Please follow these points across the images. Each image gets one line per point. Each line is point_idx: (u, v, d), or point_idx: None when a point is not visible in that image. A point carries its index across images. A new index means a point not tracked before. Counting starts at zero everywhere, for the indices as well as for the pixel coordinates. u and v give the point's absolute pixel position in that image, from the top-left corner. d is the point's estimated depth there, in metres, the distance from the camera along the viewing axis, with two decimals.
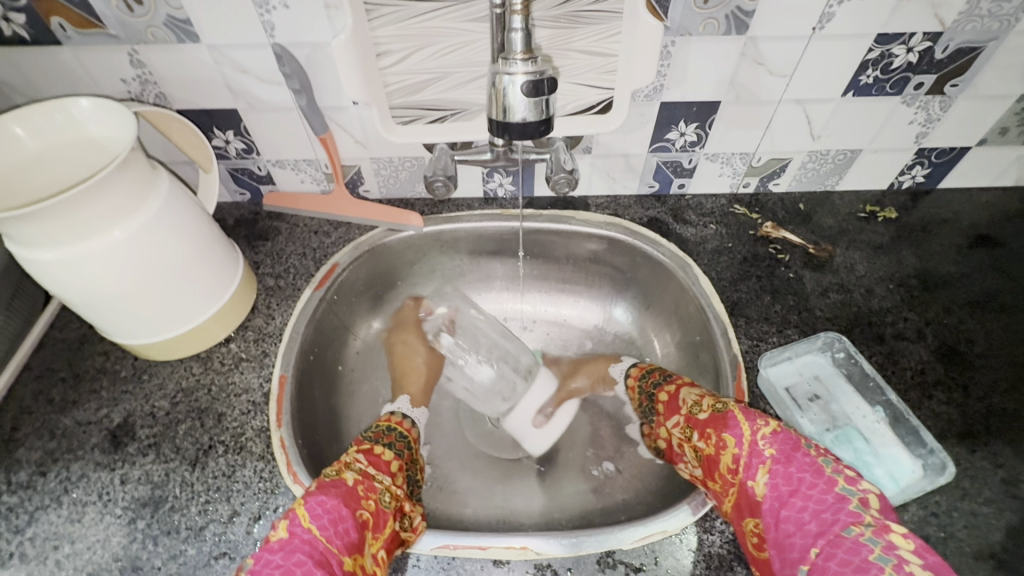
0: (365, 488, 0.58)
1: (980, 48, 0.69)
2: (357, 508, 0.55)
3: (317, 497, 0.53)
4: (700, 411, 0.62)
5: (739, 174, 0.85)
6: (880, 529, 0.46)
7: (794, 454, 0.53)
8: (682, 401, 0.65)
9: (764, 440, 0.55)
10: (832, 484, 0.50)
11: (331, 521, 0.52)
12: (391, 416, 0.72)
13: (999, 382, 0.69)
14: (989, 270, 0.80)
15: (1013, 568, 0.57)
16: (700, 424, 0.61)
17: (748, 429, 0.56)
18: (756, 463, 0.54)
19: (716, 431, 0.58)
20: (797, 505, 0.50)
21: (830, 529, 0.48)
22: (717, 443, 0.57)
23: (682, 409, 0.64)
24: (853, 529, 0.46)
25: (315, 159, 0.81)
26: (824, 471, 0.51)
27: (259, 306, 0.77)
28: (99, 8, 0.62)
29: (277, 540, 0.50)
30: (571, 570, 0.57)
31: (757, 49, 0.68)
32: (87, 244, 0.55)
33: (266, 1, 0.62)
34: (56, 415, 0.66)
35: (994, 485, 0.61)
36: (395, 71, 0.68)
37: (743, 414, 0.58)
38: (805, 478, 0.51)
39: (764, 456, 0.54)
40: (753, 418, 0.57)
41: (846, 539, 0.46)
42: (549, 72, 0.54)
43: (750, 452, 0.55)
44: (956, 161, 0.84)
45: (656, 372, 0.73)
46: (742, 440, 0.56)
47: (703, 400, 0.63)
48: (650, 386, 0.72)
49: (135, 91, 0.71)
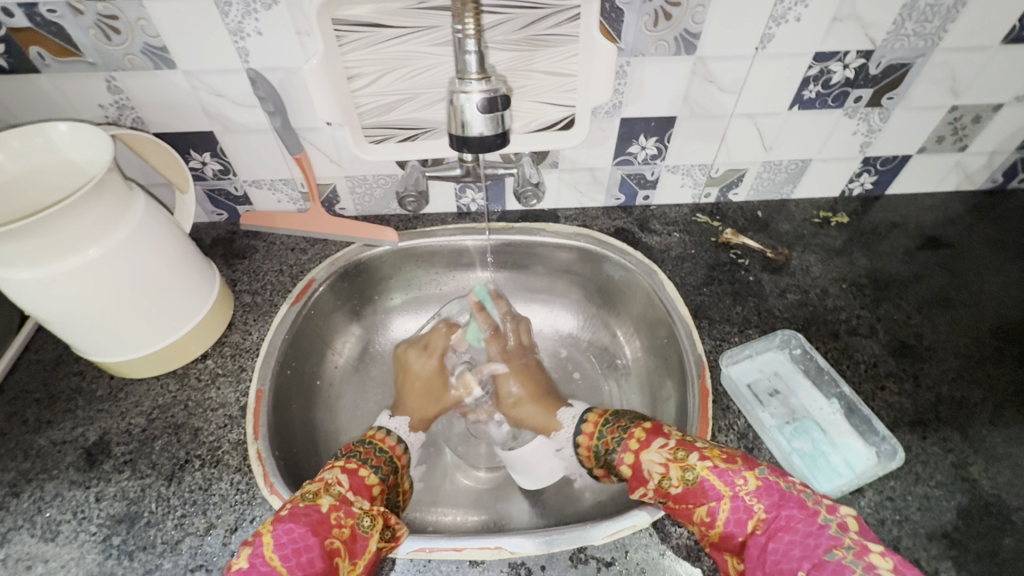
0: (341, 514, 0.57)
1: (909, 64, 0.74)
2: (326, 536, 0.54)
3: (284, 525, 0.53)
4: (671, 485, 0.57)
5: (699, 185, 0.90)
6: (862, 551, 0.47)
7: (780, 498, 0.52)
8: (648, 473, 0.60)
9: (750, 496, 0.53)
10: (815, 515, 0.51)
11: (294, 550, 0.51)
12: (380, 432, 0.71)
13: (947, 372, 0.73)
14: (935, 269, 0.85)
15: (965, 546, 0.59)
16: (675, 497, 0.57)
17: (728, 488, 0.54)
18: (744, 517, 0.53)
19: (698, 504, 0.55)
20: (785, 539, 0.50)
21: (813, 553, 0.48)
22: (699, 515, 0.55)
23: (649, 482, 0.59)
24: (835, 552, 0.47)
25: (291, 179, 0.84)
26: (807, 504, 0.52)
27: (236, 322, 0.78)
28: (78, 37, 0.64)
29: (238, 569, 0.50)
30: (544, 568, 0.59)
31: (706, 68, 0.73)
32: (61, 264, 0.57)
33: (241, 29, 0.65)
34: (30, 436, 0.66)
35: (944, 468, 0.65)
36: (367, 93, 0.72)
37: (716, 475, 0.55)
38: (792, 513, 0.51)
39: (754, 512, 0.52)
40: (729, 477, 0.55)
41: (829, 562, 0.47)
42: (504, 90, 0.58)
43: (735, 510, 0.53)
44: (899, 168, 0.90)
45: (611, 428, 0.67)
46: (725, 503, 0.54)
47: (669, 472, 0.58)
48: (608, 448, 0.66)
49: (112, 116, 0.73)
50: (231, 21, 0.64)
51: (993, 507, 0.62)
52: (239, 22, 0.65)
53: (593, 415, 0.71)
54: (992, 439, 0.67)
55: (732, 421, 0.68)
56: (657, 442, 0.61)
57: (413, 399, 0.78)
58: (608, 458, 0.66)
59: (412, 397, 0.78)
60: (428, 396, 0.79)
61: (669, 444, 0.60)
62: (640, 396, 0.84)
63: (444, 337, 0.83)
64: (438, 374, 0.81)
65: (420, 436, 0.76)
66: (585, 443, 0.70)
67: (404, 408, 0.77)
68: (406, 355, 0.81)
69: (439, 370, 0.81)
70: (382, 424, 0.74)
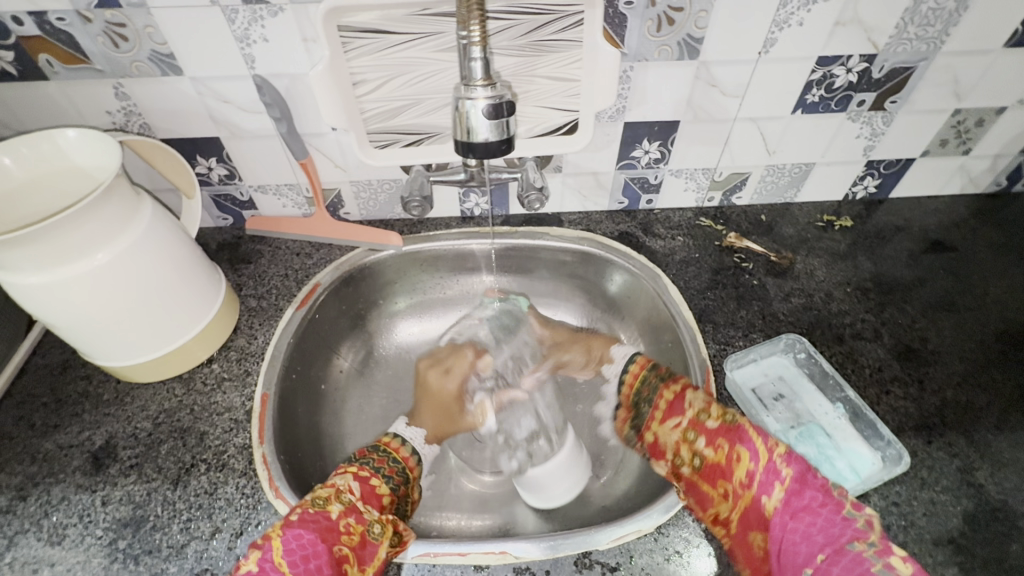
0: (351, 521, 0.57)
1: (912, 68, 0.75)
2: (335, 543, 0.55)
3: (293, 531, 0.54)
4: (708, 419, 0.61)
5: (703, 188, 0.90)
6: (884, 550, 0.49)
7: (807, 473, 0.55)
8: (687, 406, 0.63)
9: (781, 459, 0.56)
10: (840, 505, 0.53)
11: (303, 557, 0.52)
12: (393, 438, 0.71)
13: (952, 376, 0.73)
14: (939, 272, 0.85)
15: (972, 552, 0.59)
16: (708, 431, 0.60)
17: (763, 444, 0.57)
18: (771, 480, 0.55)
19: (730, 443, 0.58)
20: (806, 519, 0.52)
21: (835, 540, 0.50)
22: (729, 454, 0.58)
23: (687, 412, 0.63)
24: (856, 543, 0.50)
25: (296, 184, 0.84)
26: (833, 492, 0.54)
27: (242, 326, 0.78)
28: (86, 44, 0.65)
29: (246, 572, 0.50)
30: (549, 573, 0.58)
31: (710, 73, 0.73)
32: (70, 269, 0.57)
33: (247, 36, 0.66)
34: (37, 440, 0.67)
35: (950, 473, 0.64)
36: (371, 98, 0.72)
37: (756, 429, 0.58)
38: (815, 494, 0.53)
39: (782, 475, 0.55)
40: (766, 435, 0.58)
41: (849, 551, 0.49)
42: (508, 96, 0.58)
43: (765, 469, 0.56)
44: (903, 171, 0.90)
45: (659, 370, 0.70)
46: (758, 455, 0.56)
47: (711, 407, 0.62)
48: (649, 387, 0.69)
49: (119, 122, 0.74)
50: (237, 27, 0.65)
51: (1000, 512, 0.62)
52: (246, 29, 0.65)
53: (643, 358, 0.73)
54: (998, 443, 0.67)
55: None
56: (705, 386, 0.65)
57: (430, 413, 0.78)
58: (646, 396, 0.69)
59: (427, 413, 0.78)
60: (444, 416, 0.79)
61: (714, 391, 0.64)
62: None
63: (469, 362, 0.84)
64: (457, 397, 0.81)
65: (433, 449, 0.75)
66: (629, 377, 0.72)
67: (421, 418, 0.76)
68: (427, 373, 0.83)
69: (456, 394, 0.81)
70: (399, 432, 0.72)
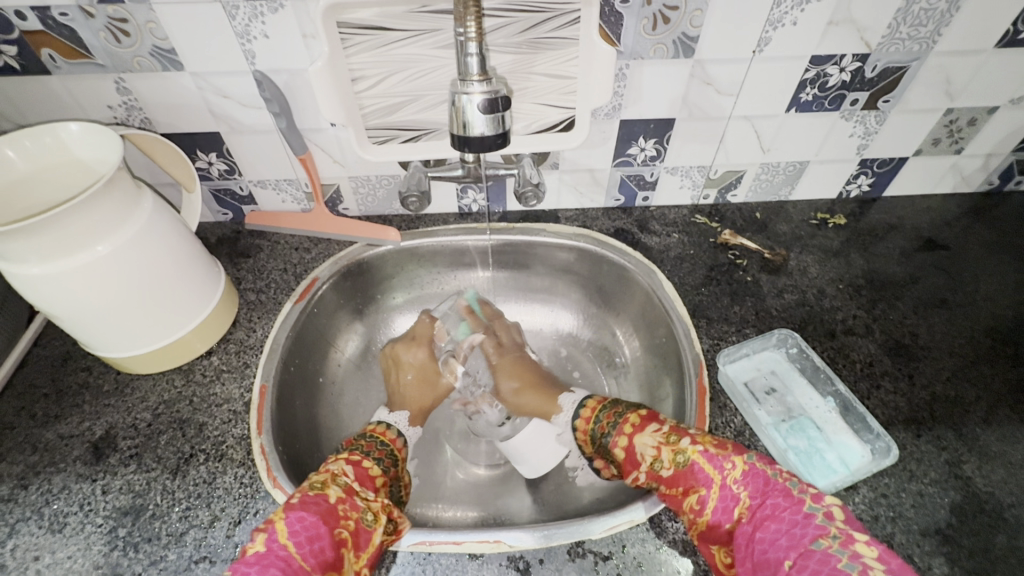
0: (348, 506, 0.58)
1: (905, 67, 0.75)
2: (336, 526, 0.55)
3: (296, 513, 0.54)
4: (662, 467, 0.60)
5: (698, 186, 0.91)
6: (847, 540, 0.46)
7: (763, 486, 0.53)
8: (641, 455, 0.62)
9: (735, 483, 0.54)
10: (800, 504, 0.50)
11: (308, 537, 0.52)
12: (385, 428, 0.73)
13: (942, 371, 0.74)
14: (931, 270, 0.86)
15: (959, 542, 0.60)
16: (665, 480, 0.59)
17: (717, 475, 0.56)
18: (730, 505, 0.54)
19: (686, 487, 0.57)
20: (771, 527, 0.50)
21: (799, 543, 0.48)
22: (687, 498, 0.57)
23: (641, 464, 0.62)
24: (821, 542, 0.47)
25: (295, 179, 0.85)
26: (792, 492, 0.52)
27: (240, 320, 0.79)
28: (88, 39, 0.66)
29: (254, 554, 0.51)
30: (542, 561, 0.59)
31: (704, 72, 0.74)
32: (72, 261, 0.58)
33: (247, 32, 0.67)
34: (38, 430, 0.68)
35: (938, 466, 0.65)
36: (370, 94, 0.73)
37: (708, 462, 0.57)
38: (776, 502, 0.51)
39: (739, 498, 0.54)
40: (717, 461, 0.56)
41: (815, 551, 0.46)
42: (504, 91, 0.59)
43: (720, 497, 0.55)
44: (896, 170, 0.91)
45: (605, 416, 0.69)
46: (713, 489, 0.55)
47: (661, 455, 0.60)
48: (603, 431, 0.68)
49: (121, 116, 0.75)
50: (238, 24, 0.66)
51: (987, 504, 0.63)
52: (246, 26, 0.66)
53: (593, 402, 0.73)
54: (985, 437, 0.68)
55: (729, 418, 0.69)
56: (651, 426, 0.63)
57: (412, 393, 0.80)
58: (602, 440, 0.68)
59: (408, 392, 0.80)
60: (424, 390, 0.81)
61: (662, 429, 0.62)
62: (637, 392, 0.85)
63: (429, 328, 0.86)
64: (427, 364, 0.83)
65: (417, 430, 0.78)
66: (582, 424, 0.72)
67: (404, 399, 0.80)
68: (395, 349, 0.83)
69: (430, 358, 0.84)
70: (383, 420, 0.76)
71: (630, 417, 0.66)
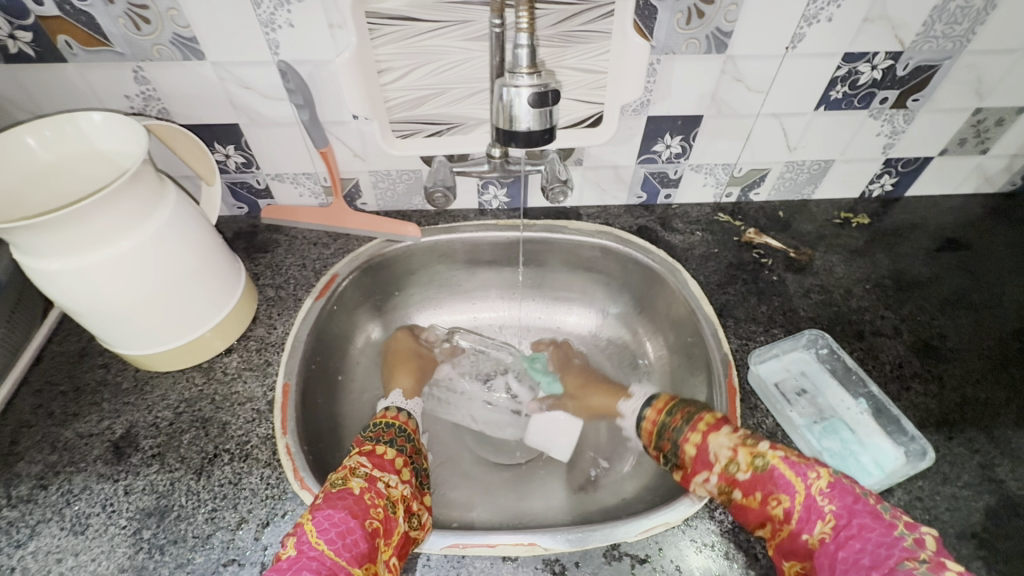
0: (372, 496, 0.58)
1: (937, 65, 0.75)
2: (365, 517, 0.55)
3: (323, 512, 0.55)
4: (738, 469, 0.59)
5: (721, 183, 0.90)
6: (937, 566, 0.48)
7: (851, 504, 0.54)
8: (713, 456, 0.61)
9: (821, 494, 0.55)
10: (891, 527, 0.52)
11: (339, 534, 0.53)
12: (389, 411, 0.74)
13: (971, 373, 0.73)
14: (956, 271, 0.85)
15: (995, 546, 0.60)
16: (741, 484, 0.59)
17: (801, 483, 0.56)
18: (813, 516, 0.55)
19: (765, 490, 0.57)
20: (855, 547, 0.51)
21: (882, 563, 0.50)
22: (767, 501, 0.57)
23: (714, 465, 0.61)
24: (907, 563, 0.49)
25: (314, 173, 0.83)
26: (883, 515, 0.53)
27: (261, 316, 0.78)
28: (106, 26, 0.64)
29: (286, 558, 0.51)
30: (578, 565, 0.58)
31: (736, 68, 0.73)
32: (95, 255, 0.56)
33: (272, 21, 0.65)
34: (57, 428, 0.66)
35: (971, 468, 0.65)
36: (395, 87, 0.71)
37: (791, 469, 0.57)
38: (863, 522, 0.53)
39: (824, 512, 0.54)
40: (801, 469, 0.57)
41: (899, 572, 0.49)
42: (554, 85, 0.57)
43: (804, 506, 0.55)
44: (920, 170, 0.90)
45: (675, 415, 0.69)
46: (797, 496, 0.56)
47: (738, 456, 0.60)
48: (672, 432, 0.68)
49: (138, 107, 0.73)
50: (263, 12, 0.64)
51: (1021, 507, 0.62)
52: (271, 14, 0.64)
53: (660, 401, 0.72)
54: (1017, 439, 0.68)
55: (760, 419, 0.69)
56: (726, 428, 0.63)
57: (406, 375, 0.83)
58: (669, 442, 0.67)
59: (403, 374, 0.84)
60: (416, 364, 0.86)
61: (737, 431, 0.62)
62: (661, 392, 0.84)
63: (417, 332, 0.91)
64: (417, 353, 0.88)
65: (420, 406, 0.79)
66: (647, 425, 0.72)
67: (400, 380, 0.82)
68: (393, 348, 0.87)
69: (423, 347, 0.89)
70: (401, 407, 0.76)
71: (700, 417, 0.66)
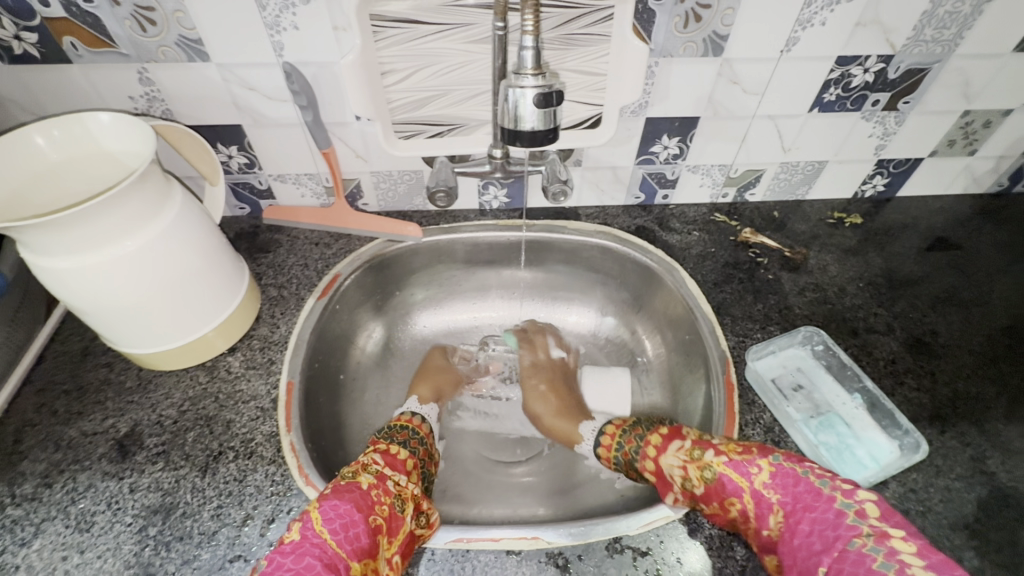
0: (380, 492, 0.59)
1: (926, 69, 0.77)
2: (370, 513, 0.56)
3: (329, 502, 0.55)
4: (693, 486, 0.59)
5: (718, 184, 0.92)
6: (881, 536, 0.49)
7: (794, 489, 0.55)
8: (670, 476, 0.62)
9: (766, 487, 0.56)
10: (831, 502, 0.52)
11: (342, 525, 0.54)
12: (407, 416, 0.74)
13: (963, 369, 0.75)
14: (947, 269, 0.87)
15: (987, 536, 0.61)
16: (699, 497, 0.59)
17: (747, 482, 0.57)
18: (765, 511, 0.55)
19: (720, 500, 0.58)
20: (805, 533, 0.52)
21: (834, 545, 0.50)
22: (724, 508, 0.58)
23: (673, 486, 0.62)
24: (856, 542, 0.49)
25: (316, 174, 0.84)
26: (823, 491, 0.54)
27: (263, 315, 0.78)
28: (112, 27, 0.64)
29: (289, 543, 0.52)
30: (581, 558, 0.59)
31: (732, 70, 0.75)
32: (102, 255, 0.57)
33: (278, 23, 0.66)
34: (60, 427, 0.66)
35: (964, 461, 0.66)
36: (398, 89, 0.72)
37: (734, 470, 0.57)
38: (807, 505, 0.53)
39: (772, 504, 0.55)
40: (743, 467, 0.57)
41: (850, 553, 0.49)
42: (557, 86, 0.58)
43: (755, 502, 0.56)
44: (911, 171, 0.92)
45: (631, 435, 0.70)
46: (745, 495, 0.56)
47: (689, 473, 0.60)
48: (629, 452, 0.69)
49: (142, 107, 0.73)
50: (268, 14, 0.65)
51: (1011, 498, 0.64)
52: (277, 16, 0.65)
53: (613, 425, 0.74)
54: (1007, 433, 0.69)
55: (758, 414, 0.70)
56: (674, 444, 0.63)
57: (429, 383, 0.84)
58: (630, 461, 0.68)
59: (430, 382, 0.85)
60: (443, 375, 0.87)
61: (684, 444, 0.62)
62: (660, 390, 0.86)
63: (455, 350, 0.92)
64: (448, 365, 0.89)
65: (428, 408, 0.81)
66: (605, 446, 0.73)
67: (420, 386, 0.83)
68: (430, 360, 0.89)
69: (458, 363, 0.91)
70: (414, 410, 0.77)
71: (653, 436, 0.67)
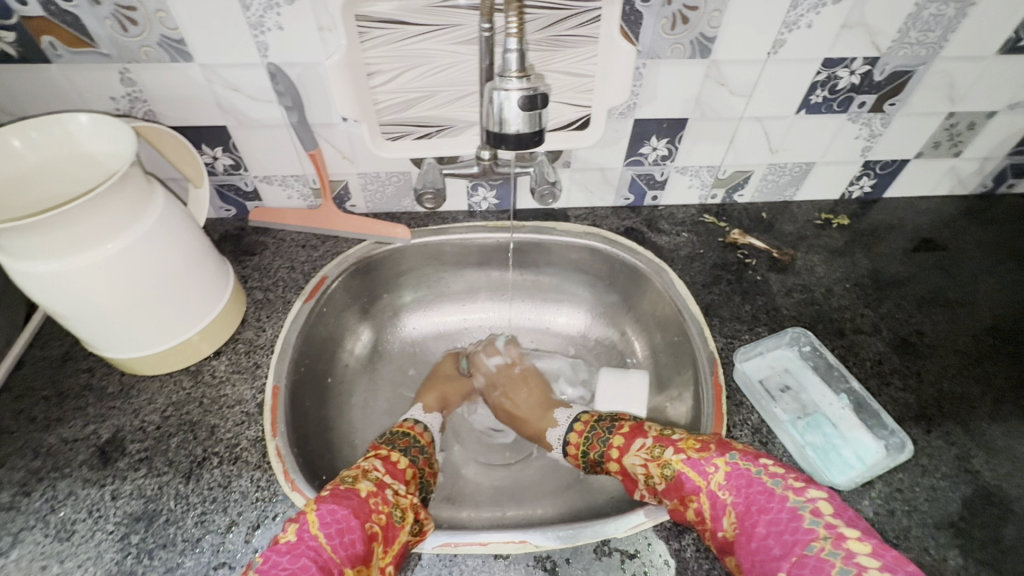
0: (379, 500, 0.58)
1: (911, 71, 0.77)
2: (368, 519, 0.55)
3: (327, 506, 0.55)
4: (655, 483, 0.61)
5: (706, 186, 0.92)
6: (838, 539, 0.49)
7: (748, 490, 0.55)
8: (635, 473, 0.64)
9: (721, 488, 0.56)
10: (785, 501, 0.53)
11: (338, 530, 0.53)
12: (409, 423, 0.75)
13: (947, 368, 0.76)
14: (932, 270, 0.88)
15: (971, 535, 0.62)
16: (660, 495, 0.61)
17: (704, 482, 0.57)
18: (720, 513, 0.56)
19: (679, 498, 0.59)
20: (761, 535, 0.52)
21: (792, 550, 0.50)
22: (683, 508, 0.59)
23: (639, 483, 0.64)
24: (814, 546, 0.49)
25: (303, 175, 0.83)
26: (775, 491, 0.54)
27: (249, 319, 0.77)
28: (92, 26, 0.63)
29: (285, 542, 0.51)
30: (569, 561, 0.59)
31: (719, 72, 0.75)
32: (82, 258, 0.56)
33: (262, 23, 0.65)
34: (40, 434, 0.65)
35: (949, 460, 0.67)
36: (385, 90, 0.72)
37: (691, 469, 0.58)
38: (761, 506, 0.53)
39: (727, 505, 0.55)
40: (700, 467, 0.58)
41: (809, 558, 0.49)
42: (543, 88, 0.58)
43: (711, 503, 0.56)
44: (897, 172, 0.93)
45: (598, 429, 0.72)
46: (701, 496, 0.57)
47: (651, 471, 0.62)
48: (595, 448, 0.71)
49: (123, 108, 0.72)
50: (252, 14, 0.64)
51: (994, 496, 0.65)
52: (261, 16, 0.64)
53: (582, 420, 0.76)
54: (991, 432, 0.70)
55: (746, 415, 0.70)
56: (637, 443, 0.65)
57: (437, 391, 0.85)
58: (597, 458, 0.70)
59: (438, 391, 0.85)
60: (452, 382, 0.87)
61: (646, 443, 0.64)
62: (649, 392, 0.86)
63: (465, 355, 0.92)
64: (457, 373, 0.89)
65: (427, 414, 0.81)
66: (573, 441, 0.75)
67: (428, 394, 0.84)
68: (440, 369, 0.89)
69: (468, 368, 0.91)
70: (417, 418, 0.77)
71: (619, 430, 0.70)
